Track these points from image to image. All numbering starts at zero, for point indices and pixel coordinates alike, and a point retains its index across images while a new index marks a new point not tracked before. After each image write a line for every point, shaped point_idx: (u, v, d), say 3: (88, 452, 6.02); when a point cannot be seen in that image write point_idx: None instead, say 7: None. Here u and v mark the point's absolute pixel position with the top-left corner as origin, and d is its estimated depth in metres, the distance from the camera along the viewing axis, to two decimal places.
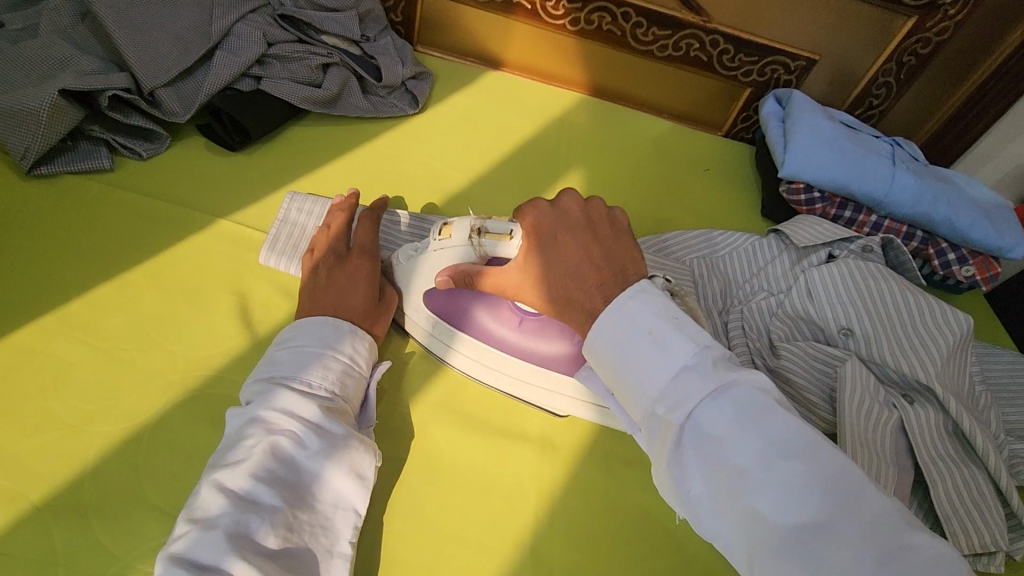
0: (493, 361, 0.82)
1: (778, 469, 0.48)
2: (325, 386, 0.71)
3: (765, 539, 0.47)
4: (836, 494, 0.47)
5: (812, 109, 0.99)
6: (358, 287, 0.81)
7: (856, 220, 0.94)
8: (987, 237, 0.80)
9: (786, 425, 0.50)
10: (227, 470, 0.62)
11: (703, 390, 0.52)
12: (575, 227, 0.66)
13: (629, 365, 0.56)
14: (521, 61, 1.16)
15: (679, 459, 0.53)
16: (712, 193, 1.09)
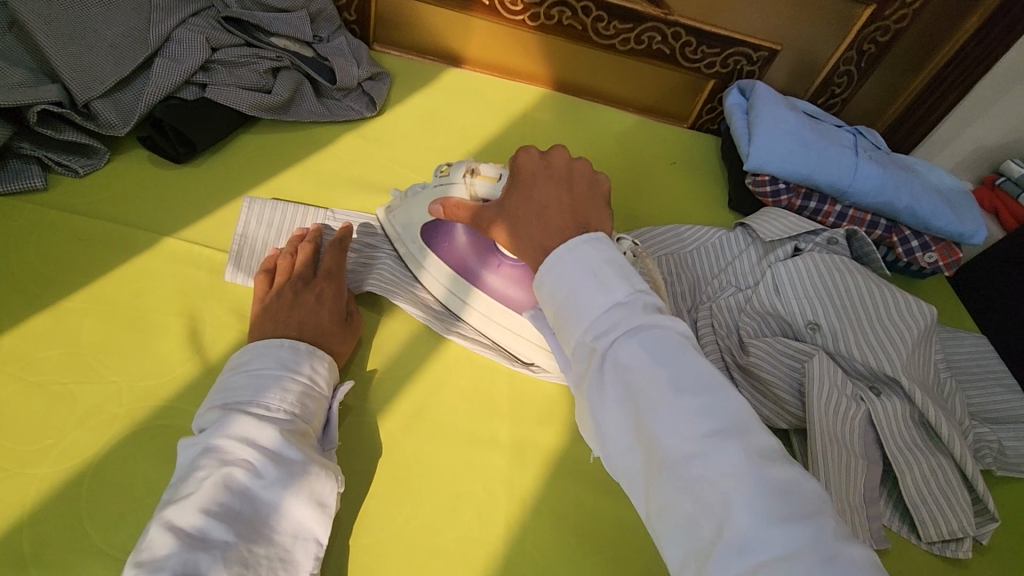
0: (477, 304, 0.69)
1: (683, 401, 0.42)
2: (286, 407, 0.54)
3: (662, 471, 0.41)
4: (723, 445, 0.40)
5: (771, 99, 0.98)
6: (321, 316, 0.62)
7: (821, 210, 0.93)
8: (946, 223, 0.89)
9: (699, 364, 0.44)
10: (176, 506, 0.47)
11: (631, 327, 0.46)
12: (551, 179, 0.57)
13: (564, 297, 0.49)
14: (482, 59, 1.10)
15: (590, 388, 0.46)
16: (681, 184, 1.04)
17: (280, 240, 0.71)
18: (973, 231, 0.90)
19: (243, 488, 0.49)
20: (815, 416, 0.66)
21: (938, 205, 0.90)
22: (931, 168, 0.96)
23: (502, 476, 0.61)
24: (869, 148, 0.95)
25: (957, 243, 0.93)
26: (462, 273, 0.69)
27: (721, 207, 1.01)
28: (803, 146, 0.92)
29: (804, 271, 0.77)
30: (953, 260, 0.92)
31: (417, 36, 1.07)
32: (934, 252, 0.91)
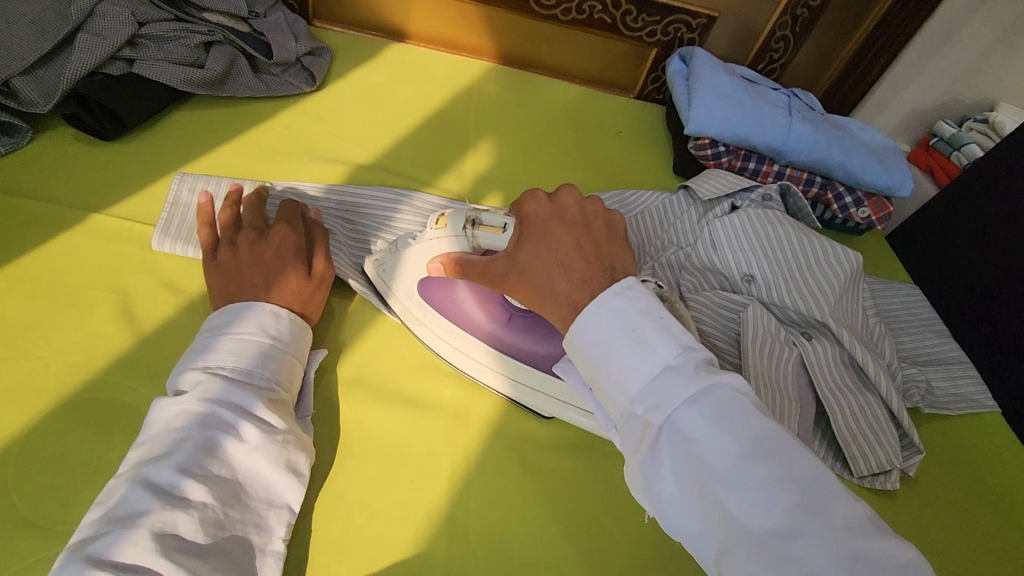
0: (475, 352, 0.65)
1: (756, 472, 0.39)
2: (265, 372, 0.55)
3: (733, 545, 0.39)
4: (811, 521, 0.38)
5: (709, 65, 1.00)
6: (283, 271, 0.61)
7: (760, 171, 0.95)
8: (876, 177, 0.93)
9: (763, 424, 0.41)
10: (150, 466, 0.47)
11: (682, 397, 0.43)
12: (564, 226, 0.55)
13: (606, 364, 0.47)
14: (426, 33, 1.09)
15: (644, 459, 0.44)
16: (628, 152, 1.06)
17: (215, 208, 0.70)
18: (902, 184, 0.94)
19: (220, 451, 0.50)
20: (749, 359, 0.69)
21: (868, 161, 0.93)
22: (862, 126, 1.00)
23: (447, 436, 0.61)
24: (803, 109, 0.98)
25: (887, 198, 0.97)
26: (464, 327, 0.65)
27: (666, 172, 1.03)
28: (740, 108, 0.94)
29: (738, 225, 0.79)
30: (884, 214, 0.95)
31: (359, 10, 1.06)
32: (866, 208, 0.95)
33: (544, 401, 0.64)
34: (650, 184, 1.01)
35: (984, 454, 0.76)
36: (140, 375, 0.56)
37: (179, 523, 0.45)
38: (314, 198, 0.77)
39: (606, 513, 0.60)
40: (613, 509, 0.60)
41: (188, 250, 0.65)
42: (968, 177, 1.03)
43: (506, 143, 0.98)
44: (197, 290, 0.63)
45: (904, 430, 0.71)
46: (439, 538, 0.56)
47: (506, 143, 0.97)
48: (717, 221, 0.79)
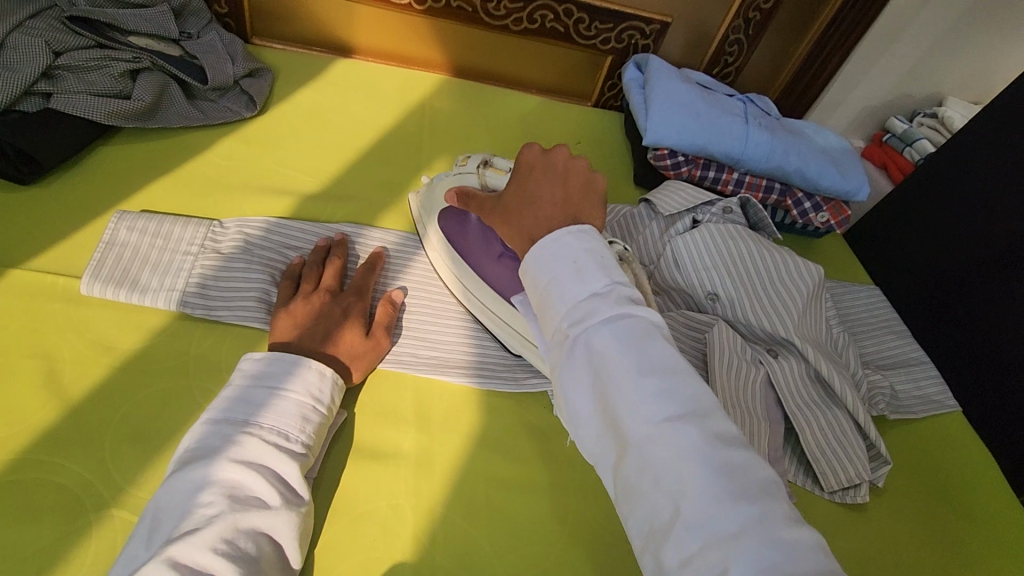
0: (466, 281, 0.72)
1: (652, 385, 0.41)
2: (305, 439, 0.53)
3: (629, 452, 0.40)
4: (684, 427, 0.39)
5: (664, 73, 0.98)
6: (341, 329, 0.62)
7: (720, 179, 0.94)
8: (833, 182, 0.93)
9: (665, 348, 0.43)
10: (185, 540, 0.44)
11: (602, 318, 0.44)
12: (542, 175, 0.55)
13: (544, 286, 0.47)
14: (374, 48, 1.05)
15: (561, 374, 0.45)
16: (587, 162, 1.03)
17: (155, 246, 0.66)
18: (858, 188, 0.94)
19: (256, 525, 0.47)
20: (716, 380, 0.68)
21: (825, 166, 0.93)
22: (818, 130, 1.00)
23: (409, 485, 0.59)
24: (759, 115, 0.97)
25: (845, 201, 0.97)
26: (463, 256, 0.72)
27: (627, 183, 1.01)
28: (697, 117, 0.93)
29: (701, 241, 0.78)
30: (842, 218, 0.96)
31: (300, 26, 1.01)
32: (825, 212, 0.95)
33: (514, 337, 0.68)
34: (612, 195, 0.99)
35: (948, 455, 0.78)
36: (67, 449, 0.51)
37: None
38: (259, 235, 0.71)
39: (580, 554, 0.58)
40: (586, 548, 0.59)
41: (119, 293, 0.61)
42: (921, 175, 1.04)
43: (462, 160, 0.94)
44: (132, 347, 0.59)
45: (872, 442, 0.72)
46: None
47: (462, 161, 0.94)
48: (678, 238, 0.78)
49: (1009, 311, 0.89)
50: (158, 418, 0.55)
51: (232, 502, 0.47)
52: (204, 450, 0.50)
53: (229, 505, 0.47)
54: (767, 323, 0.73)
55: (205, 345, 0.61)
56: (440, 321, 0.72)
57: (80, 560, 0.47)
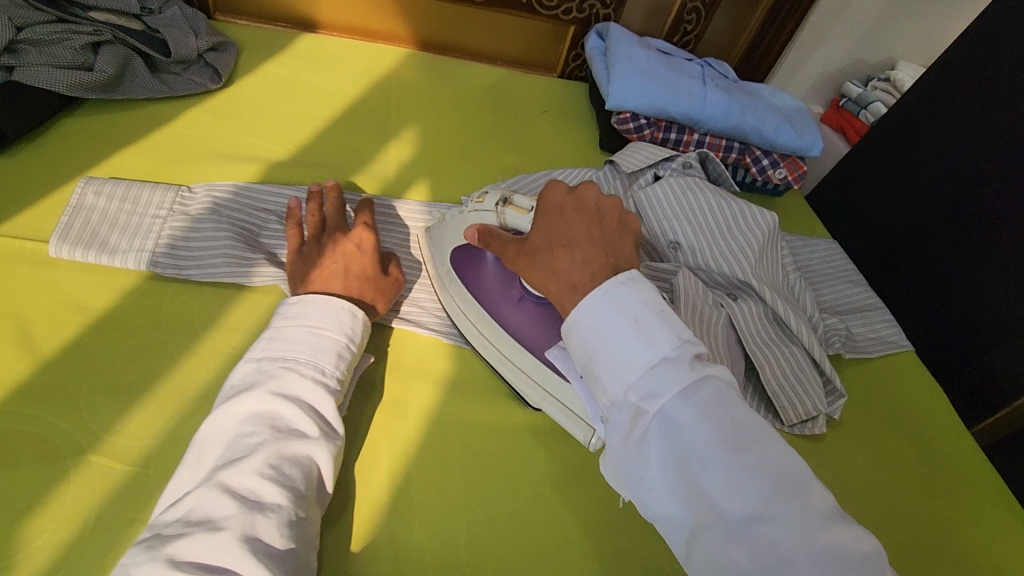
0: (483, 327, 0.67)
1: (741, 463, 0.40)
2: (339, 374, 0.55)
3: (712, 527, 0.39)
4: (780, 505, 0.38)
5: (624, 39, 1.01)
6: (354, 269, 0.63)
7: (682, 141, 0.98)
8: (788, 139, 0.97)
9: (745, 418, 0.42)
10: (233, 468, 0.47)
11: (678, 387, 0.43)
12: (576, 215, 0.54)
13: (605, 351, 0.46)
14: (339, 22, 1.06)
15: (634, 450, 0.43)
16: (555, 130, 1.06)
17: (123, 209, 0.67)
18: (812, 144, 0.98)
19: (298, 453, 0.50)
20: (683, 314, 0.70)
21: (780, 124, 0.97)
22: (773, 91, 1.03)
23: (385, 430, 0.61)
24: (717, 77, 1.00)
25: (801, 158, 1.01)
26: (478, 299, 0.68)
27: (594, 148, 1.04)
28: (656, 80, 0.96)
29: (661, 195, 0.81)
30: (799, 174, 0.99)
31: (262, 2, 1.01)
32: (782, 168, 0.98)
33: (532, 389, 0.64)
34: (579, 160, 1.01)
35: (903, 392, 0.82)
36: (43, 402, 0.52)
37: (264, 527, 0.45)
38: (227, 197, 0.72)
39: (552, 489, 0.61)
40: (558, 485, 0.61)
41: (89, 255, 0.62)
42: (873, 135, 1.09)
43: (429, 128, 0.96)
44: (104, 306, 0.60)
45: (827, 377, 0.75)
46: (382, 533, 0.55)
47: (429, 129, 0.95)
48: (641, 192, 0.81)
49: (956, 255, 0.93)
50: (134, 371, 0.56)
51: (275, 433, 0.50)
52: (245, 385, 0.52)
53: (272, 435, 0.49)
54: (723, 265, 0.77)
55: (178, 302, 0.62)
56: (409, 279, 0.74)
57: (59, 503, 0.48)
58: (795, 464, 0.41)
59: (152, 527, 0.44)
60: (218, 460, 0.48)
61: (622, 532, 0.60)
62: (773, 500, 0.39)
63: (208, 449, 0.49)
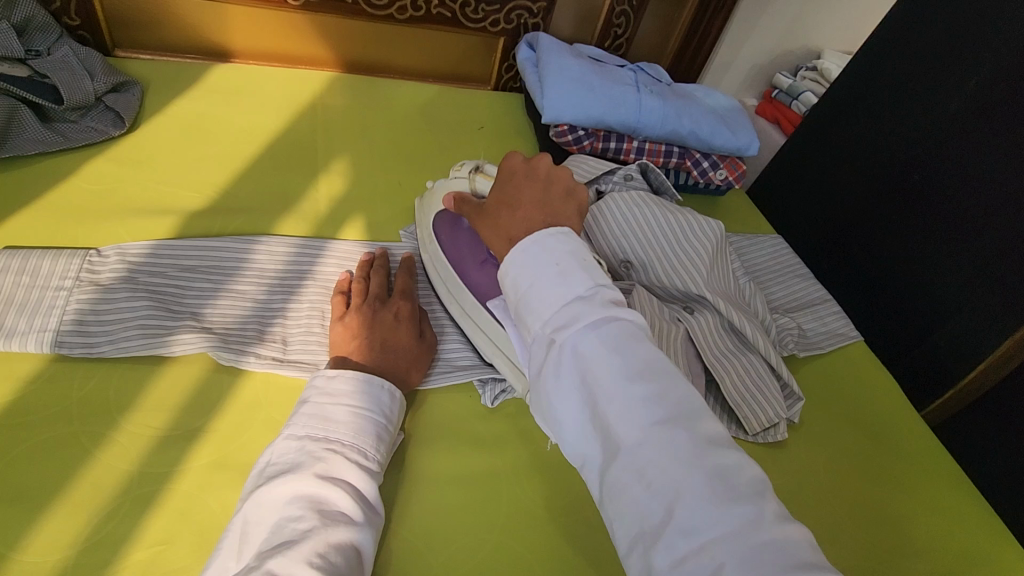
0: (451, 287, 0.73)
1: (640, 391, 0.41)
2: (379, 457, 0.54)
3: (616, 456, 0.40)
4: (672, 434, 0.39)
5: (554, 49, 0.99)
6: (401, 335, 0.64)
7: (622, 149, 0.96)
8: (727, 140, 0.97)
9: (650, 351, 0.44)
10: (284, 556, 0.43)
11: (588, 321, 0.44)
12: (522, 178, 0.56)
13: (524, 289, 0.48)
14: (254, 50, 1.00)
15: (548, 380, 0.44)
16: (493, 146, 1.03)
17: (19, 283, 0.60)
18: (749, 144, 0.98)
19: (347, 539, 0.47)
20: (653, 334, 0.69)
21: (716, 126, 0.96)
22: (708, 92, 1.03)
23: None
24: (651, 81, 0.99)
25: (739, 157, 1.01)
26: (449, 259, 0.74)
27: None
28: (590, 90, 0.94)
29: (607, 212, 0.79)
30: (739, 173, 1.00)
31: (166, 33, 0.94)
32: (723, 169, 0.98)
33: (485, 343, 0.69)
34: None
35: (856, 385, 0.83)
36: None
37: None
38: (141, 257, 0.66)
39: (516, 538, 0.58)
40: (522, 531, 0.59)
41: None
42: (810, 126, 1.11)
43: (362, 156, 0.91)
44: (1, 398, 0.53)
45: (785, 381, 0.75)
46: None
47: (361, 157, 0.90)
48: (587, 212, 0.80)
49: (895, 242, 0.95)
50: (38, 471, 0.50)
51: (322, 519, 0.47)
52: (289, 465, 0.50)
53: (323, 520, 0.47)
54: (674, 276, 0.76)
55: (89, 385, 0.56)
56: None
57: None
58: (690, 401, 0.42)
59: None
60: (263, 551, 0.45)
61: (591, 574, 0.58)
62: (662, 428, 0.39)
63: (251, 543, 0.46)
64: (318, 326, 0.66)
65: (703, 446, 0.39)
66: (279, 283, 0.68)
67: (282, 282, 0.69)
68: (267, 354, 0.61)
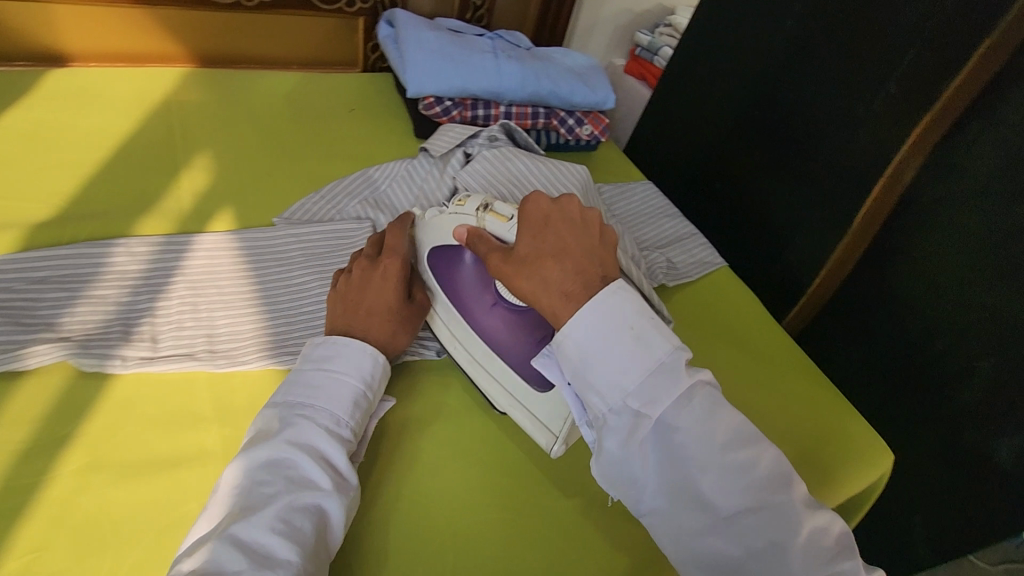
0: (458, 331, 0.69)
1: (731, 462, 0.48)
2: (353, 425, 0.56)
3: (712, 520, 0.48)
4: (767, 503, 0.48)
5: (411, 23, 1.00)
6: (388, 296, 0.64)
7: (490, 116, 0.99)
8: (587, 96, 1.02)
9: (733, 418, 0.51)
10: (247, 520, 0.46)
11: (674, 396, 0.50)
12: (564, 225, 0.57)
13: (596, 356, 0.51)
14: (95, 52, 0.95)
15: (633, 452, 0.50)
16: (366, 126, 1.03)
17: None
18: (607, 98, 1.03)
19: (312, 504, 0.50)
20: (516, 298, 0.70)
21: (574, 84, 1.01)
22: (566, 52, 1.08)
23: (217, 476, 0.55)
24: (509, 47, 1.02)
25: (602, 111, 1.06)
26: (452, 298, 0.69)
27: (409, 135, 1.03)
28: (450, 61, 0.96)
29: (480, 172, 0.83)
30: (603, 127, 1.06)
31: None
32: (587, 125, 1.04)
33: (500, 394, 0.68)
34: (397, 150, 1.00)
35: (730, 306, 0.92)
36: None
37: None
38: None
39: (422, 488, 0.61)
40: (429, 482, 0.62)
41: None
42: (664, 80, 1.18)
43: (228, 149, 0.89)
44: None
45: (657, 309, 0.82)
46: None
47: (228, 150, 0.88)
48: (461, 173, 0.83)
49: (751, 173, 1.06)
50: None
51: (289, 484, 0.50)
52: (265, 431, 0.53)
53: (290, 486, 0.49)
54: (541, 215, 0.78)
55: None
56: (230, 297, 0.68)
57: None
58: (779, 462, 0.50)
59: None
60: (232, 512, 0.48)
61: (499, 508, 0.62)
62: (760, 497, 0.48)
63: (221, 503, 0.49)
64: (190, 320, 0.65)
65: (801, 511, 0.48)
66: (144, 283, 0.67)
67: (148, 282, 0.67)
68: (135, 354, 0.60)
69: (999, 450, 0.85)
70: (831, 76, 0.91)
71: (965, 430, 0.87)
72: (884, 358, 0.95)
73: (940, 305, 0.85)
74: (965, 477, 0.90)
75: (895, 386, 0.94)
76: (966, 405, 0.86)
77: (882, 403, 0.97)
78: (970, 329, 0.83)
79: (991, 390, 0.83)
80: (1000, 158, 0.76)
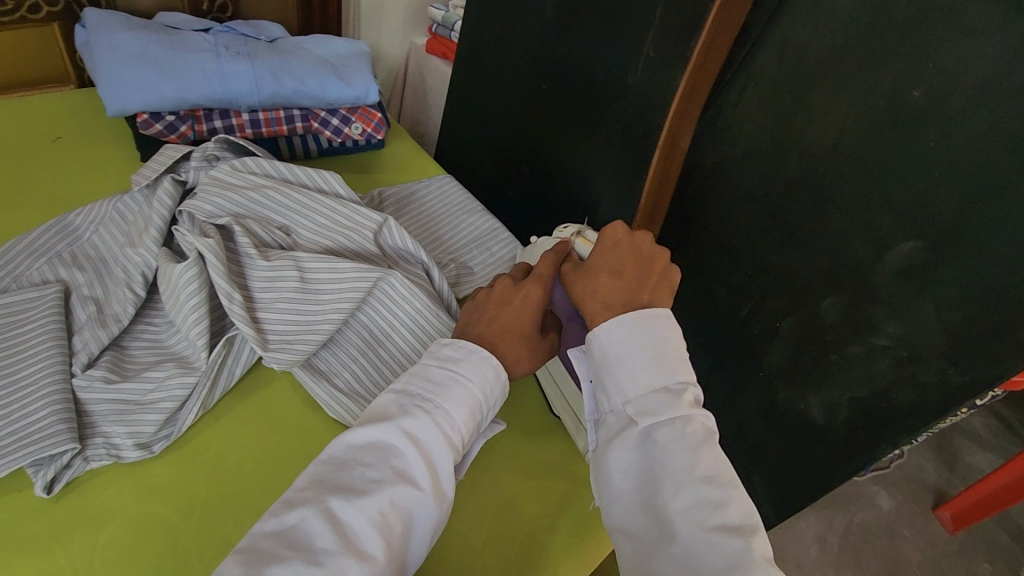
0: None
1: (697, 495, 0.46)
2: (467, 432, 0.51)
3: (664, 548, 0.46)
4: (724, 546, 0.43)
5: (106, 23, 0.81)
6: (526, 314, 0.58)
7: (232, 126, 0.84)
8: (342, 92, 0.88)
9: (714, 456, 0.48)
10: (350, 502, 0.44)
11: (672, 415, 0.50)
12: (626, 252, 0.59)
13: (614, 361, 0.53)
14: None
15: (617, 451, 0.51)
16: (75, 157, 0.83)
17: None
18: (368, 90, 0.89)
19: (410, 506, 0.46)
20: (198, 367, 0.60)
21: (323, 77, 0.86)
22: (320, 41, 0.93)
23: None
24: (241, 43, 0.87)
25: (374, 104, 0.93)
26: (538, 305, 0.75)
27: (133, 161, 0.84)
28: (154, 66, 0.78)
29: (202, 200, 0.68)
30: (376, 122, 0.92)
31: None
32: (356, 123, 0.91)
33: (558, 398, 0.72)
34: (114, 181, 0.81)
35: None
36: None
37: None
38: None
39: None
40: None
41: None
42: (461, 50, 1.07)
43: None
44: None
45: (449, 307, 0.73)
46: None
47: None
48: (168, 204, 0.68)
49: (549, 149, 0.97)
50: None
51: (393, 475, 0.47)
52: (382, 413, 0.50)
53: (394, 478, 0.46)
54: (211, 225, 0.66)
55: None
56: None
57: None
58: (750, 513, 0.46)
59: (258, 532, 0.44)
60: (331, 486, 0.46)
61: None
62: (719, 537, 0.44)
63: (325, 476, 0.47)
64: None
65: (761, 565, 0.42)
66: None
67: None
68: None
69: (812, 405, 0.83)
70: (601, 40, 0.83)
71: (782, 390, 0.86)
72: (705, 330, 0.91)
73: (739, 270, 0.83)
74: (791, 436, 0.88)
75: (716, 352, 0.92)
76: (777, 365, 0.85)
77: (709, 371, 0.94)
78: (767, 291, 0.81)
79: (794, 348, 0.82)
80: (763, 113, 0.73)
